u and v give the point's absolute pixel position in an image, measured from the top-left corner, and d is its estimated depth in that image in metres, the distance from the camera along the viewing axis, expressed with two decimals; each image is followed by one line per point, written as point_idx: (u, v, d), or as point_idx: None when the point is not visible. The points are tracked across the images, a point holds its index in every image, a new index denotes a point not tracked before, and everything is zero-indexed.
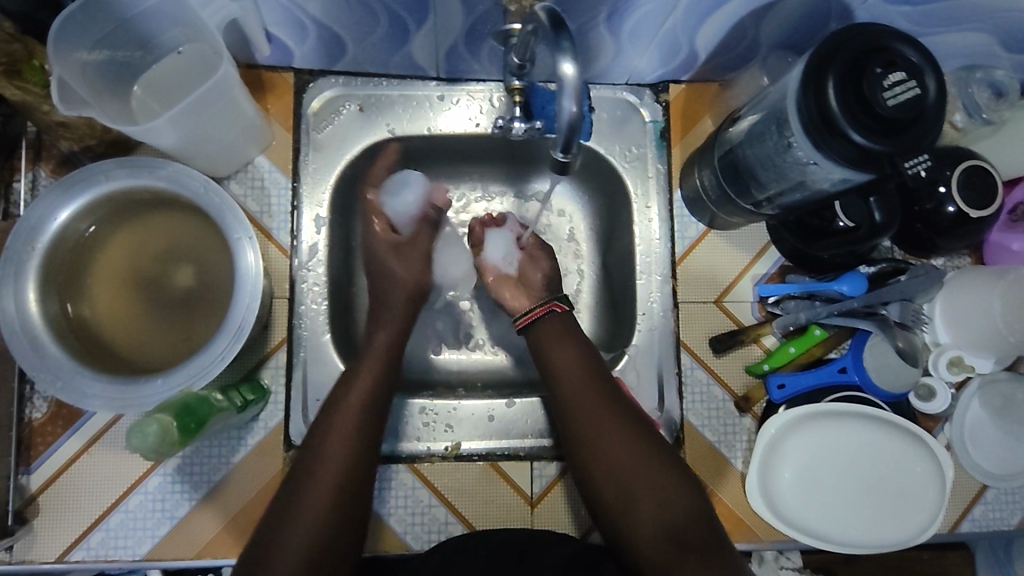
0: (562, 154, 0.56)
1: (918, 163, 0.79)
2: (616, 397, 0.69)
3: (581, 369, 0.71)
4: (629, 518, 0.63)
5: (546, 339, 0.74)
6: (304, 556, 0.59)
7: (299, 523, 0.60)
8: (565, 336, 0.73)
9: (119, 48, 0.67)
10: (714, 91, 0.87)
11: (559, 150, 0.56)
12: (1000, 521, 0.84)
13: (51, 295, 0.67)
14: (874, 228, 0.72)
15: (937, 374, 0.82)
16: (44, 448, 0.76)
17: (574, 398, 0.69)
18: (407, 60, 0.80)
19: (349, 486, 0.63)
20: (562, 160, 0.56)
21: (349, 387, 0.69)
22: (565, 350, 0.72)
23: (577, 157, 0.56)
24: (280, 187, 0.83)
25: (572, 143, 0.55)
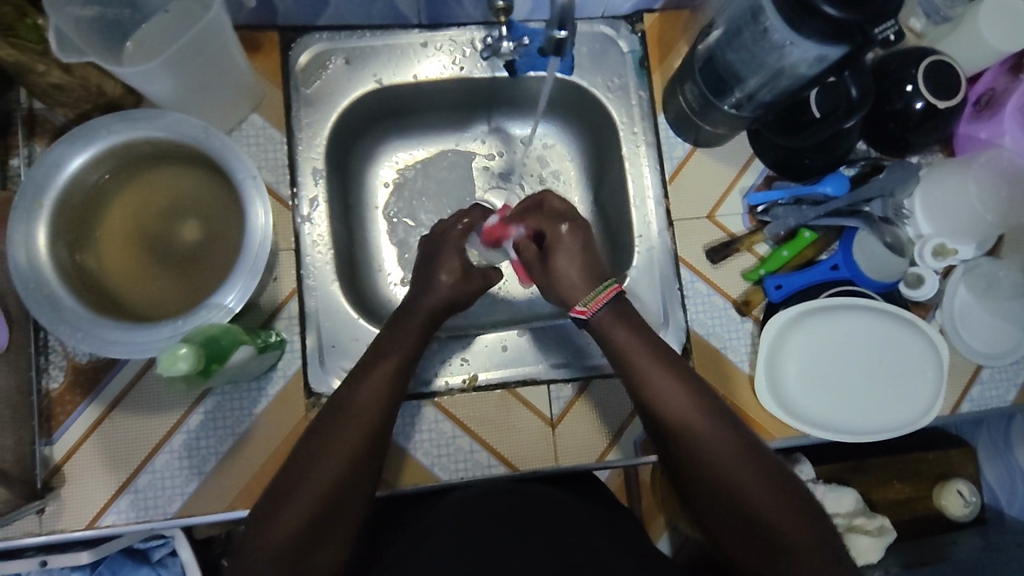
0: (560, 32, 0.61)
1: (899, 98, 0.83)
2: (714, 405, 0.66)
3: (674, 379, 0.67)
4: (726, 524, 0.64)
5: (613, 336, 0.69)
6: (295, 533, 0.61)
7: (292, 504, 0.62)
8: (629, 337, 0.69)
9: (108, 5, 0.68)
10: (686, 17, 0.90)
11: (557, 28, 0.61)
12: (997, 399, 0.87)
13: (61, 248, 0.67)
14: (851, 106, 0.75)
15: (923, 264, 0.86)
16: (64, 418, 0.76)
17: (658, 394, 0.67)
18: (389, 6, 0.83)
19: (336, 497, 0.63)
20: (562, 38, 0.61)
21: (346, 414, 0.66)
22: (641, 357, 0.68)
23: (574, 33, 0.61)
24: (275, 143, 0.83)
25: (568, 20, 0.60)
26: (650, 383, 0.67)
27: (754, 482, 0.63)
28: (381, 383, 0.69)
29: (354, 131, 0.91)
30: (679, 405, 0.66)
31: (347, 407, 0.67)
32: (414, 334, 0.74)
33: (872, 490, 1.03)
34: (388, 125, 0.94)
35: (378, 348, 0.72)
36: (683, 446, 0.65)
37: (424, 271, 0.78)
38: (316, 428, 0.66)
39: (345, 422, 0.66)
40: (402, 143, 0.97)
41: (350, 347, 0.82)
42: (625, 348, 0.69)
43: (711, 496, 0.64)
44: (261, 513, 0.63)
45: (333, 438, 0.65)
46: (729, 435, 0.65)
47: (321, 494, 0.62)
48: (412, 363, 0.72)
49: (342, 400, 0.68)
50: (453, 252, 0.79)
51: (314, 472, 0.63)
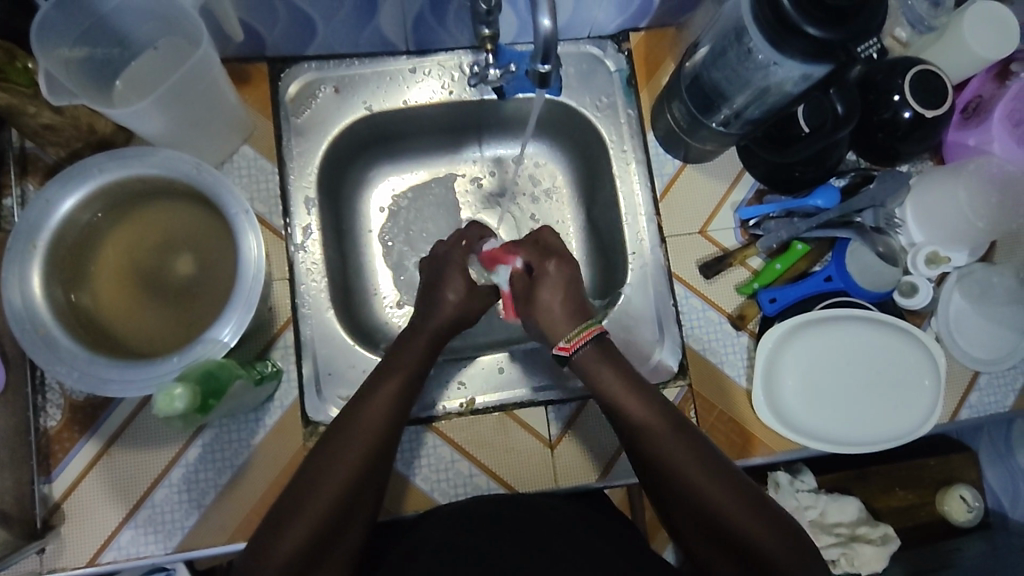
0: (543, 64, 0.61)
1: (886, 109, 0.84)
2: (687, 431, 0.67)
3: (648, 407, 0.68)
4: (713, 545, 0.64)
5: (593, 373, 0.71)
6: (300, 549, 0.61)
7: (300, 518, 0.62)
8: (608, 372, 0.70)
9: (97, 45, 0.69)
10: (672, 35, 0.91)
11: (540, 61, 0.61)
12: (996, 404, 0.87)
13: (55, 286, 0.67)
14: (839, 121, 0.76)
15: (917, 272, 0.87)
16: (63, 455, 0.76)
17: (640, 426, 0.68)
18: (376, 35, 0.83)
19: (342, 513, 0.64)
20: (545, 71, 0.61)
21: (342, 442, 0.66)
22: (616, 386, 0.69)
23: (557, 65, 0.61)
24: (267, 174, 0.84)
25: (550, 55, 0.60)
26: (631, 413, 0.68)
27: (736, 506, 0.63)
28: (382, 412, 0.69)
29: (345, 158, 0.91)
30: (657, 433, 0.67)
31: (341, 436, 0.67)
32: (420, 361, 0.74)
33: (876, 498, 1.02)
34: (380, 150, 0.94)
35: (379, 376, 0.72)
36: (665, 472, 0.66)
37: (429, 290, 0.80)
38: (313, 459, 0.66)
39: (353, 436, 0.67)
40: (395, 167, 0.97)
41: (346, 374, 0.82)
42: (604, 380, 0.70)
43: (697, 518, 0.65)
44: (268, 529, 0.62)
45: (342, 452, 0.66)
46: (707, 460, 0.66)
47: (317, 522, 0.62)
48: (417, 382, 0.73)
49: (338, 429, 0.67)
50: (459, 271, 0.80)
51: (306, 500, 0.63)
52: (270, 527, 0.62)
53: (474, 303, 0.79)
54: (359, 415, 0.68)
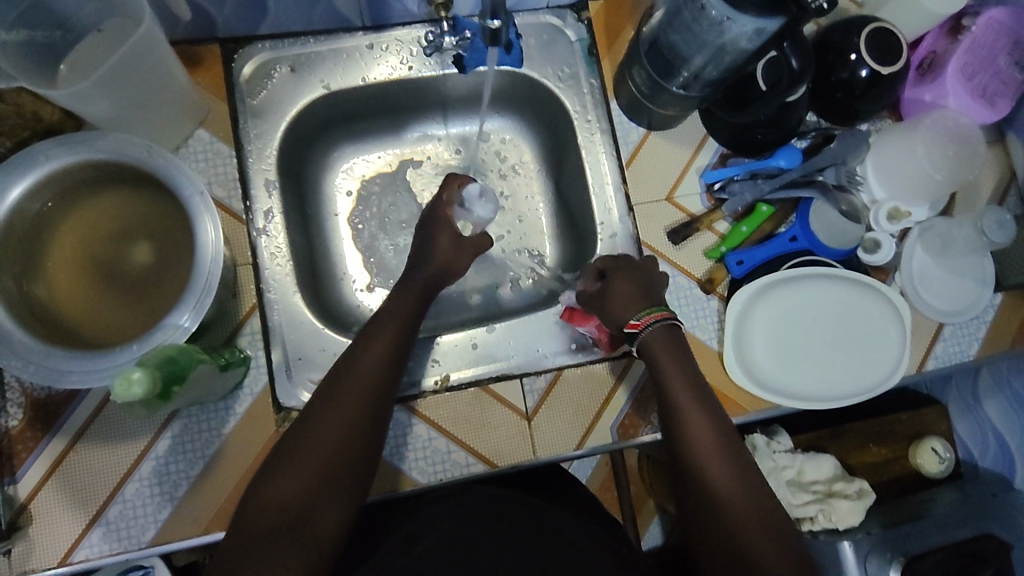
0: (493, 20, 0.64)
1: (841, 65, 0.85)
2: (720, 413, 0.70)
3: (685, 381, 0.72)
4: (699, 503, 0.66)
5: (657, 351, 0.73)
6: (298, 491, 0.61)
7: (301, 461, 0.62)
8: (665, 355, 0.73)
9: (37, 28, 0.66)
10: (631, 1, 0.90)
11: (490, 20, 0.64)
12: (959, 353, 0.89)
13: (6, 278, 0.65)
14: (794, 74, 0.71)
15: (879, 228, 0.88)
16: (26, 455, 0.74)
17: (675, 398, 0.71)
18: (330, 9, 0.81)
19: (341, 458, 0.64)
20: (493, 28, 0.64)
21: (340, 388, 0.67)
22: (668, 366, 0.72)
23: (508, 20, 0.64)
24: (225, 158, 0.82)
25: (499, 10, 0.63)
26: (668, 387, 0.72)
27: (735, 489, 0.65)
28: (377, 358, 0.70)
29: (306, 140, 0.89)
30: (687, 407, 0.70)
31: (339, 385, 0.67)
32: (410, 308, 0.76)
33: (850, 455, 1.04)
34: (340, 129, 0.93)
35: (373, 325, 0.73)
36: (682, 439, 0.69)
37: (422, 239, 0.82)
38: (311, 406, 0.66)
39: (351, 380, 0.68)
40: (358, 148, 0.95)
41: (317, 358, 0.81)
42: (658, 354, 0.73)
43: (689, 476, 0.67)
44: (265, 476, 0.63)
45: (341, 396, 0.66)
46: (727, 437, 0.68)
47: (315, 467, 0.62)
48: (412, 326, 0.75)
49: (338, 376, 0.68)
50: (443, 225, 0.82)
51: (303, 445, 0.63)
52: (265, 471, 0.63)
53: (461, 253, 0.82)
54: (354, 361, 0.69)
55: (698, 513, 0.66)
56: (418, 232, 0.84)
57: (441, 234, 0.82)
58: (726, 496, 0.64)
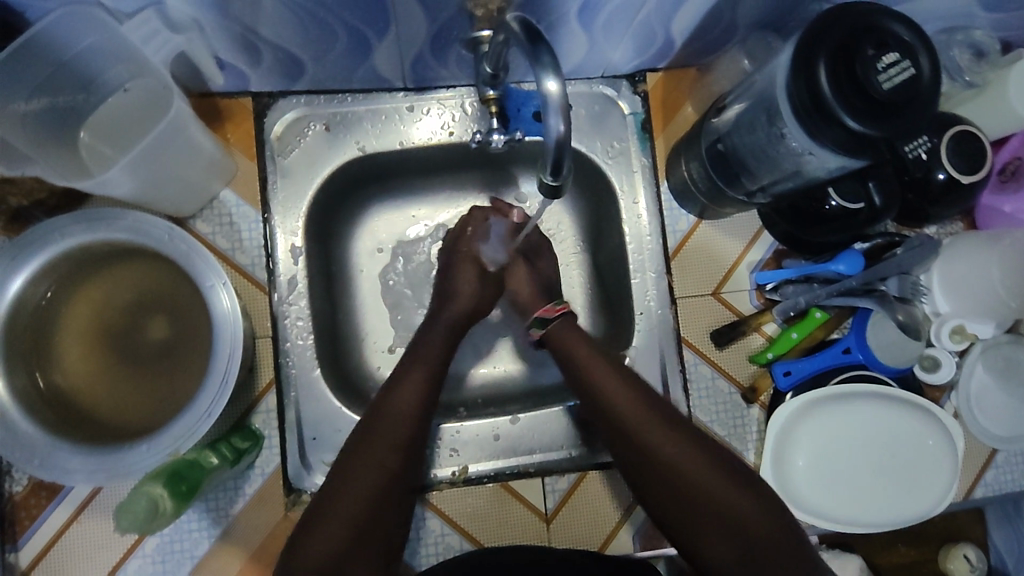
0: (551, 177, 0.50)
1: (915, 145, 0.76)
2: (662, 409, 0.64)
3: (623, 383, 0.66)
4: (677, 510, 0.59)
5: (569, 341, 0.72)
6: (334, 548, 0.57)
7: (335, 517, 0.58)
8: (580, 346, 0.70)
9: (59, 93, 0.62)
10: (692, 76, 0.84)
11: (548, 173, 0.50)
12: (1012, 483, 0.84)
13: (17, 367, 0.62)
14: (874, 211, 0.72)
15: (940, 345, 0.82)
16: (30, 523, 0.72)
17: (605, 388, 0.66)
18: (371, 73, 0.76)
19: (375, 511, 0.60)
20: (552, 185, 0.50)
21: (370, 438, 0.63)
22: (583, 354, 0.69)
23: (570, 177, 0.50)
24: (250, 221, 0.79)
25: (561, 163, 0.49)
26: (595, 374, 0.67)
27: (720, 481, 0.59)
28: (408, 406, 0.65)
29: (336, 200, 0.84)
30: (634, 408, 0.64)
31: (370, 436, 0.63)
32: (438, 356, 0.71)
33: (877, 555, 0.97)
34: (372, 189, 0.86)
35: (401, 369, 0.69)
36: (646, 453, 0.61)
37: (445, 279, 0.78)
38: (342, 460, 0.62)
39: (383, 428, 0.64)
40: (386, 205, 0.88)
41: (332, 439, 0.77)
42: (572, 347, 0.71)
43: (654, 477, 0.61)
44: (296, 539, 0.58)
45: (371, 443, 0.63)
46: (679, 427, 0.62)
47: (348, 529, 0.58)
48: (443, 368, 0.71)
49: (368, 425, 0.64)
50: (467, 264, 0.78)
51: (336, 499, 0.60)
52: (297, 536, 0.58)
53: (487, 293, 0.78)
54: (385, 410, 0.65)
55: (690, 517, 0.59)
56: (440, 270, 0.80)
57: (457, 305, 0.76)
58: (712, 485, 0.58)
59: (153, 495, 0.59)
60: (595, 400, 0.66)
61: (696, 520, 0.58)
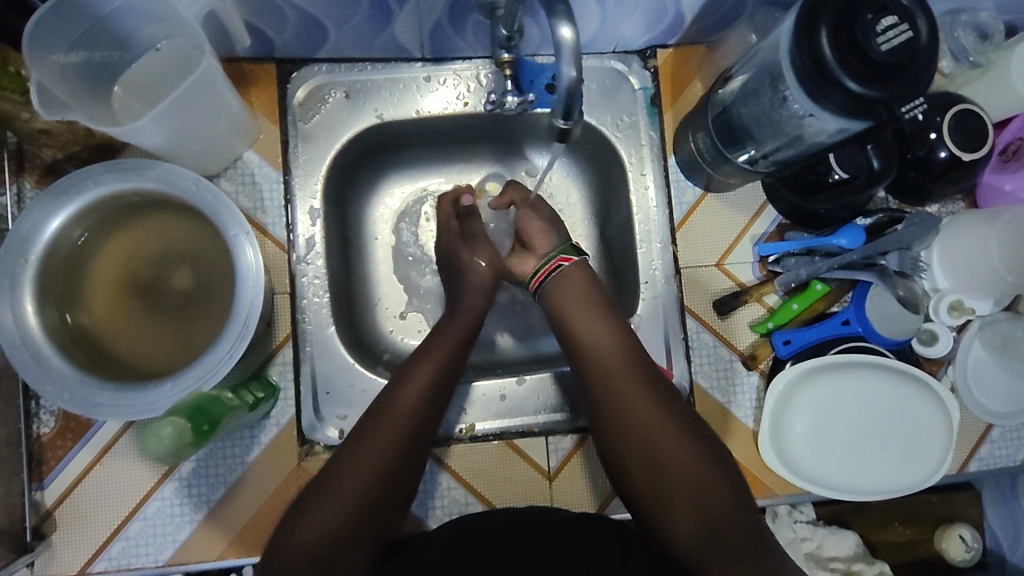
0: (563, 121, 0.54)
1: (912, 106, 0.79)
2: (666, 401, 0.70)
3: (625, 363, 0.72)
4: (644, 471, 0.67)
5: (565, 305, 0.76)
6: (325, 535, 0.60)
7: (330, 505, 0.62)
8: (582, 303, 0.76)
9: (95, 49, 0.65)
10: (701, 53, 0.86)
11: (560, 117, 0.54)
12: (1006, 457, 0.86)
13: (49, 306, 0.66)
14: (872, 176, 0.74)
15: (938, 319, 0.84)
16: (55, 462, 0.75)
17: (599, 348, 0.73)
18: (391, 41, 0.79)
19: (368, 499, 0.63)
20: (563, 128, 0.54)
21: (369, 436, 0.66)
22: (576, 311, 0.75)
23: (579, 123, 0.54)
24: (272, 182, 0.82)
25: (573, 110, 0.53)
26: (582, 329, 0.74)
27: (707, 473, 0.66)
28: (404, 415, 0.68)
29: (354, 165, 0.87)
30: (626, 390, 0.70)
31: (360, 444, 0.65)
32: (448, 347, 0.74)
33: (873, 531, 0.97)
34: (388, 157, 0.89)
35: (402, 373, 0.71)
36: (619, 408, 0.70)
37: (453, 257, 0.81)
38: (345, 448, 0.66)
39: (383, 425, 0.67)
40: (402, 173, 0.91)
41: (345, 394, 0.80)
42: (563, 305, 0.76)
43: (631, 438, 0.68)
44: (289, 523, 0.62)
45: (370, 438, 0.66)
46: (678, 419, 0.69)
47: (342, 515, 0.62)
48: (449, 363, 0.73)
49: (368, 420, 0.67)
50: (462, 246, 0.81)
51: (326, 492, 0.63)
52: (293, 518, 0.62)
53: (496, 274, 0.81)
54: (382, 414, 0.67)
55: (666, 508, 0.66)
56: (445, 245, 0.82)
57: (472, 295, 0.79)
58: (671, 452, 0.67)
59: (178, 425, 0.59)
60: (590, 357, 0.73)
61: (666, 507, 0.66)
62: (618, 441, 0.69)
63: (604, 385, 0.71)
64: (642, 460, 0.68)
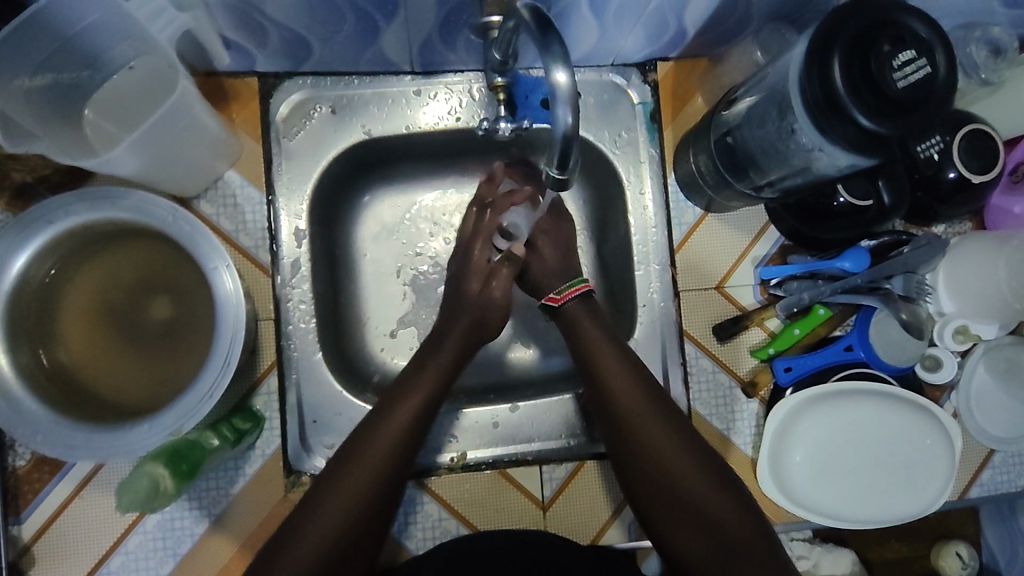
0: (558, 171, 0.52)
1: (929, 146, 0.76)
2: (665, 410, 0.68)
3: (638, 385, 0.69)
4: (651, 493, 0.66)
5: (580, 329, 0.72)
6: (325, 541, 0.60)
7: (326, 520, 0.60)
8: (592, 329, 0.72)
9: (63, 70, 0.61)
10: (704, 66, 0.82)
11: (555, 165, 0.52)
12: (1008, 483, 0.84)
13: (21, 345, 0.62)
14: (883, 209, 0.73)
15: (942, 345, 0.82)
16: (32, 496, 0.73)
17: (615, 376, 0.69)
18: (379, 56, 0.75)
19: (368, 504, 0.62)
20: (559, 177, 0.52)
21: (360, 444, 0.64)
22: (591, 335, 0.72)
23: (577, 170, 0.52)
24: (254, 203, 0.79)
25: (569, 157, 0.51)
26: (599, 353, 0.71)
27: (713, 485, 0.64)
28: (353, 502, 0.62)
29: (341, 183, 0.83)
30: (637, 410, 0.67)
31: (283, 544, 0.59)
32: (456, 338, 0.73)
33: (868, 549, 0.95)
34: (377, 173, 0.86)
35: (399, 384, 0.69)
36: (620, 409, 0.68)
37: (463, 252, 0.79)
38: (337, 463, 0.64)
39: (378, 432, 0.65)
40: (391, 189, 0.87)
41: (333, 422, 0.77)
42: (583, 332, 0.72)
43: (645, 467, 0.66)
44: (283, 539, 0.60)
45: (366, 446, 0.64)
46: (676, 429, 0.67)
47: (339, 524, 0.61)
48: (445, 361, 0.71)
49: (365, 428, 0.66)
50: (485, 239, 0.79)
51: (322, 501, 0.61)
52: (285, 536, 0.61)
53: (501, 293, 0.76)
54: (376, 422, 0.66)
55: (675, 529, 0.64)
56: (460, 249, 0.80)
57: (443, 353, 0.72)
58: (686, 480, 0.64)
59: (154, 475, 0.62)
60: (598, 379, 0.70)
61: (682, 532, 0.64)
62: (631, 458, 0.67)
63: (600, 388, 0.70)
64: (648, 471, 0.66)
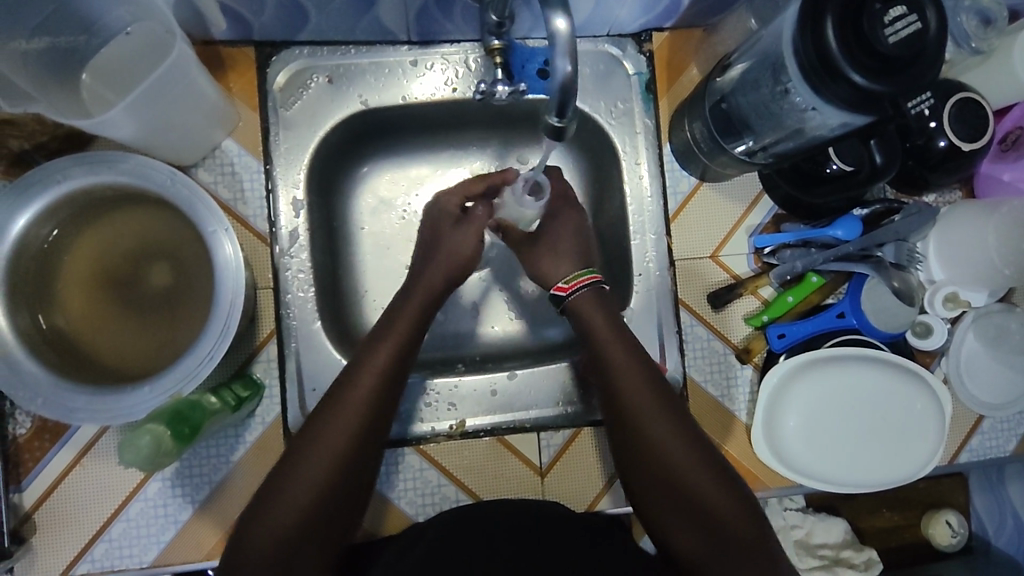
0: (557, 119, 0.52)
1: (919, 101, 0.77)
2: (669, 403, 0.69)
3: (640, 379, 0.70)
4: (649, 481, 0.68)
5: (588, 318, 0.73)
6: (300, 509, 0.62)
7: (297, 484, 0.62)
8: (599, 319, 0.72)
9: (60, 34, 0.61)
10: (699, 37, 0.83)
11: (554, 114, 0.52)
12: (996, 448, 0.86)
13: (21, 309, 0.63)
14: (874, 171, 0.75)
15: (934, 311, 0.83)
16: (33, 464, 0.73)
17: (621, 366, 0.70)
18: (375, 24, 0.75)
19: (340, 470, 0.64)
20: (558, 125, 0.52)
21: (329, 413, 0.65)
22: (602, 326, 0.72)
23: (577, 117, 0.52)
24: (252, 171, 0.79)
25: (567, 106, 0.51)
26: (604, 343, 0.71)
27: (713, 479, 0.66)
28: (323, 469, 0.63)
29: (338, 154, 0.84)
30: (642, 401, 0.69)
31: (257, 520, 0.61)
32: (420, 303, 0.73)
33: (862, 517, 0.96)
34: (374, 144, 0.86)
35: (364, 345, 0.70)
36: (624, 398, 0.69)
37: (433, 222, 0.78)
38: (309, 429, 0.65)
39: (345, 403, 0.66)
40: (389, 161, 0.88)
41: None
42: (591, 321, 0.73)
43: (645, 457, 0.68)
44: (258, 506, 0.63)
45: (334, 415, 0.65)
46: (681, 423, 0.68)
47: (311, 491, 0.62)
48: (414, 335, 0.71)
49: (331, 394, 0.66)
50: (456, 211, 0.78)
51: (294, 471, 0.63)
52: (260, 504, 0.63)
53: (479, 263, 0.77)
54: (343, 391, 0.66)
55: (671, 519, 0.67)
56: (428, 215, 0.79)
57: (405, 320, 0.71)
58: (686, 474, 0.66)
59: (156, 433, 0.59)
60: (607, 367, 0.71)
61: (677, 524, 0.66)
62: (630, 443, 0.69)
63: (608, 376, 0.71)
64: (649, 461, 0.68)
